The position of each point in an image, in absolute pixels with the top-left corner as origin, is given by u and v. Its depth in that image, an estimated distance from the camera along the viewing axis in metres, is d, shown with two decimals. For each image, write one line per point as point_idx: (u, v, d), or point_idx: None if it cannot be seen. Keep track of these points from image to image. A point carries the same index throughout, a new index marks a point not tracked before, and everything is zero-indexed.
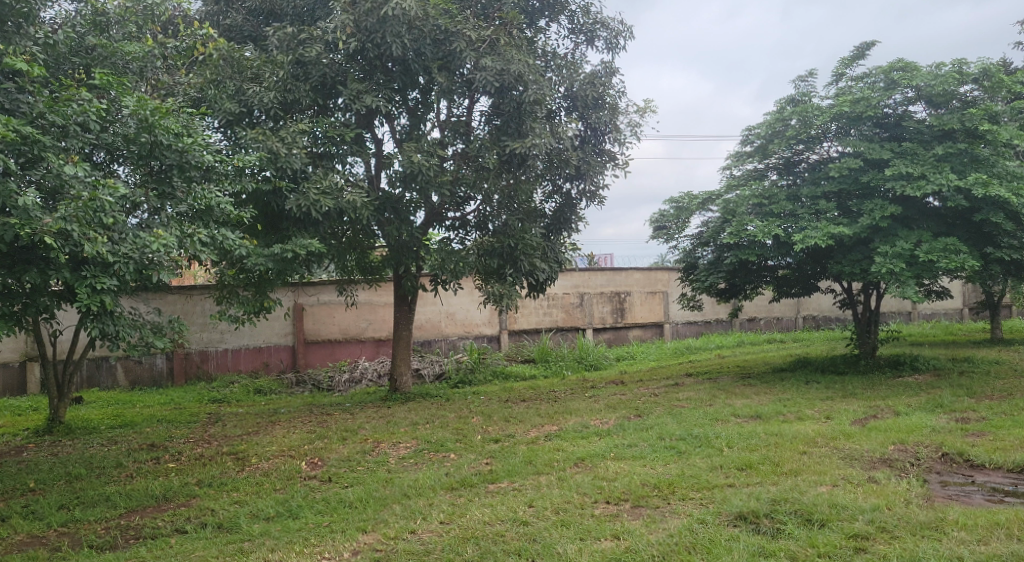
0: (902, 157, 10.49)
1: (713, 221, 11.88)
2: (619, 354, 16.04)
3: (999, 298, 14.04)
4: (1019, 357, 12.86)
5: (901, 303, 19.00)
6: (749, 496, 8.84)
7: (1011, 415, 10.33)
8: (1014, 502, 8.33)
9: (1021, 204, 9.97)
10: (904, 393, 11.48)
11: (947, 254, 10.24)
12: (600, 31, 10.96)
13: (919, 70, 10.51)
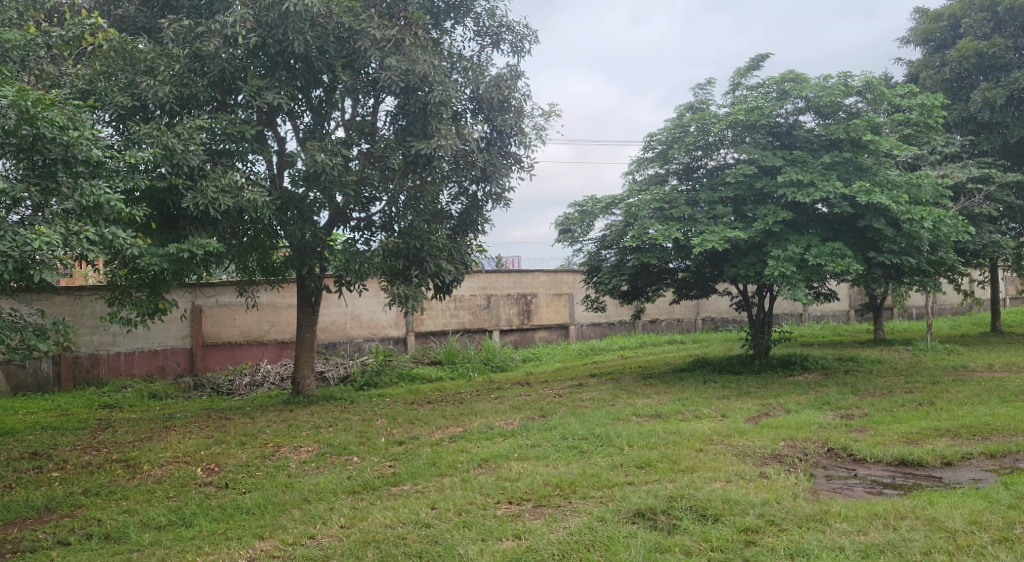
0: (793, 165, 10.95)
1: (617, 224, 12.10)
2: (525, 356, 16.18)
3: (881, 300, 14.82)
4: (898, 356, 13.60)
5: (793, 305, 19.83)
6: (647, 493, 9.05)
7: (891, 411, 10.91)
8: (892, 493, 8.79)
9: (900, 212, 10.55)
10: (794, 391, 11.97)
11: (834, 258, 10.75)
12: (506, 34, 11.05)
13: (808, 81, 10.97)
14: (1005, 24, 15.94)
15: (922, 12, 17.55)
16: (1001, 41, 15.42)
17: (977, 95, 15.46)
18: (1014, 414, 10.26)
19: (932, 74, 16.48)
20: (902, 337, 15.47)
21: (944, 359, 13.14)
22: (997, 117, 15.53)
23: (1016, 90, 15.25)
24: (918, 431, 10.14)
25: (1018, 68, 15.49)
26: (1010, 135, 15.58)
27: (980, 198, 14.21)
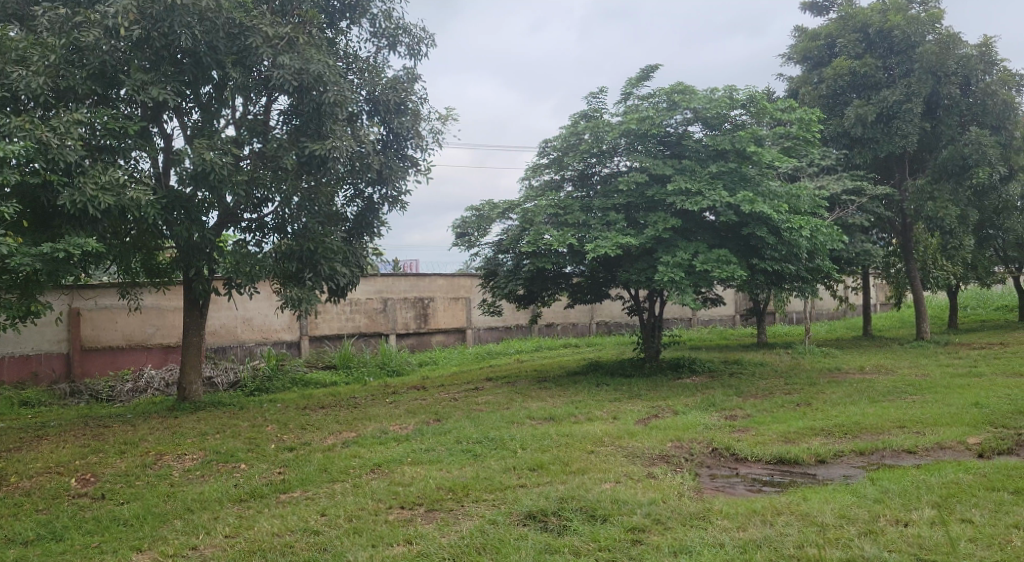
0: (682, 174, 11.33)
1: (513, 229, 12.23)
2: (422, 360, 16.11)
3: (764, 305, 15.46)
4: (779, 359, 14.23)
5: (683, 310, 20.46)
6: (539, 495, 9.15)
7: (771, 412, 11.40)
8: (771, 491, 9.17)
9: (781, 221, 11.06)
10: (682, 393, 12.35)
11: (719, 265, 11.16)
12: (402, 36, 11.01)
13: (696, 93, 11.36)
14: (875, 45, 16.92)
15: (801, 30, 18.35)
16: (873, 61, 16.35)
17: (851, 111, 16.33)
18: (882, 414, 10.89)
19: (811, 90, 17.27)
20: (783, 340, 16.20)
21: (821, 362, 13.83)
22: (868, 132, 16.49)
23: (885, 108, 16.25)
24: (795, 430, 10.63)
25: (887, 87, 16.52)
26: (880, 150, 16.55)
27: (853, 209, 15.04)
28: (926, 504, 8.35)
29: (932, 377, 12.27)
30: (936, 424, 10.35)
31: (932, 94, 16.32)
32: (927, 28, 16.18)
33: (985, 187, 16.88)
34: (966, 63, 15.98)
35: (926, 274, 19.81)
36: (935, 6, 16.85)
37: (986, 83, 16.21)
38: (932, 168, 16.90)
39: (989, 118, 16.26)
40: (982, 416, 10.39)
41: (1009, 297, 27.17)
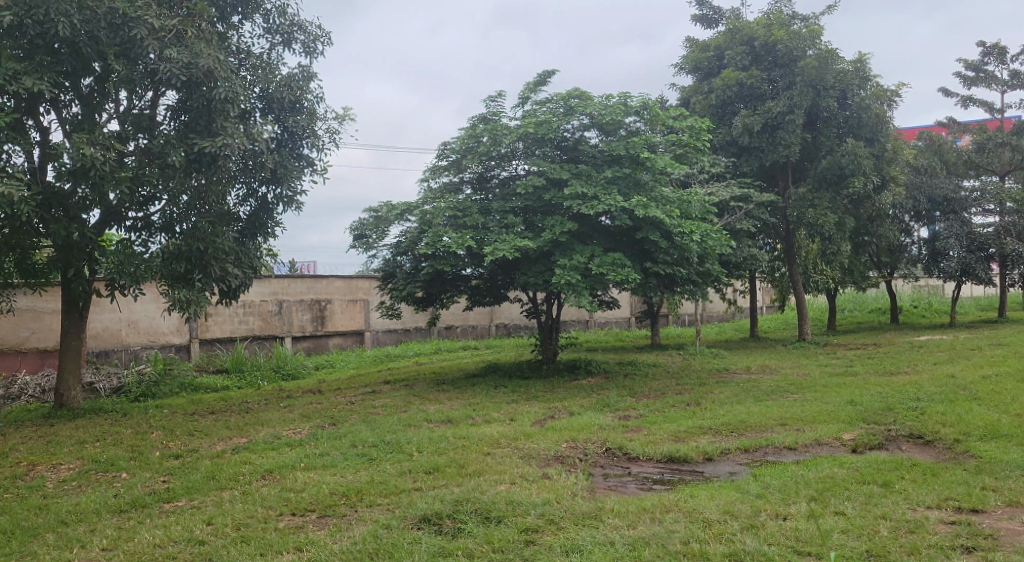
0: (579, 178, 11.51)
1: (412, 230, 12.15)
2: (319, 363, 15.83)
3: (657, 308, 15.88)
4: (671, 360, 14.64)
5: (580, 312, 20.80)
6: (434, 498, 9.11)
7: (662, 412, 11.70)
8: (661, 489, 9.41)
9: (672, 226, 11.40)
10: (578, 395, 12.54)
11: (614, 268, 11.39)
12: (297, 33, 10.80)
13: (592, 99, 11.61)
14: (760, 58, 17.61)
15: (692, 41, 18.91)
16: (758, 73, 17.04)
17: (739, 121, 16.96)
18: (765, 412, 11.35)
19: (702, 100, 17.85)
20: (676, 342, 16.68)
21: (710, 362, 14.30)
22: (754, 141, 17.17)
23: (770, 119, 16.95)
24: (685, 429, 10.95)
25: (772, 98, 17.24)
26: (765, 158, 17.26)
27: (741, 216, 15.64)
28: (803, 498, 8.74)
29: (812, 376, 12.87)
30: (814, 421, 10.85)
31: (813, 106, 17.17)
32: (809, 43, 16.91)
33: (861, 196, 17.85)
34: (843, 77, 16.95)
35: (808, 278, 20.79)
36: (815, 22, 17.70)
37: (861, 97, 17.16)
38: (813, 177, 17.72)
39: (864, 130, 17.28)
40: (856, 413, 10.96)
41: (882, 300, 28.80)
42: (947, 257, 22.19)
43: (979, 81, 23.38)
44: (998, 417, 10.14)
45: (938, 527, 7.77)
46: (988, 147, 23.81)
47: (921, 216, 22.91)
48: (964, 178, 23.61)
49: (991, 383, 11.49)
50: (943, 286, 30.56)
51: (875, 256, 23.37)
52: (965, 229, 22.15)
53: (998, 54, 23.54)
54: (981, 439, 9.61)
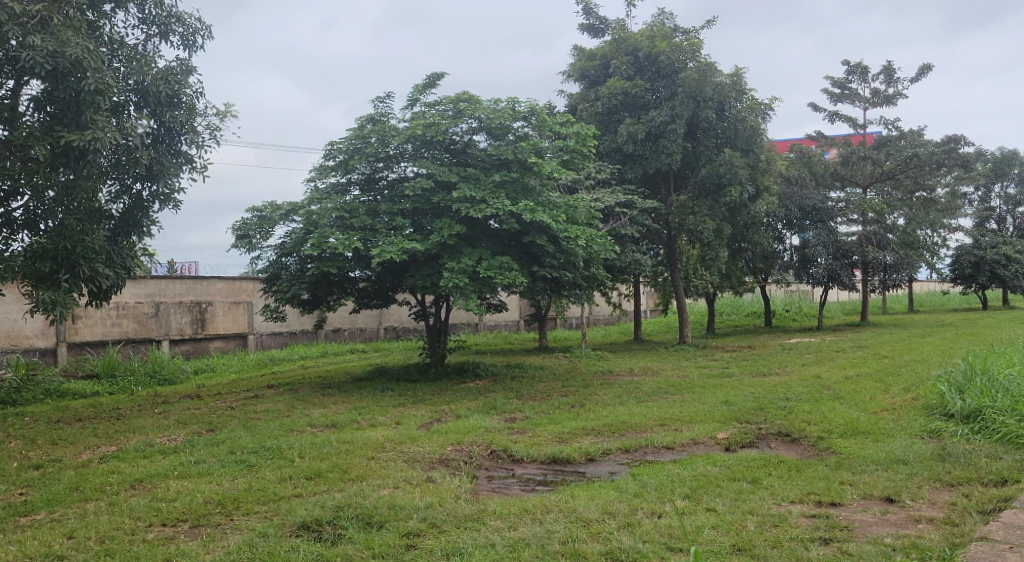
0: (467, 181, 11.52)
1: (297, 231, 11.89)
2: (199, 367, 15.30)
3: (544, 311, 16.10)
4: (558, 362, 14.87)
5: (469, 315, 20.88)
6: (314, 505, 8.94)
7: (548, 413, 11.88)
8: (543, 490, 9.52)
9: (559, 230, 11.60)
10: (466, 397, 12.57)
11: (501, 271, 11.50)
12: (175, 26, 10.42)
13: (480, 103, 11.69)
14: (644, 68, 18.10)
15: (579, 50, 19.22)
16: (642, 83, 17.52)
17: (623, 129, 17.39)
18: (646, 412, 11.68)
19: (588, 107, 18.20)
20: (562, 344, 17.00)
21: (595, 364, 14.63)
22: (638, 149, 17.67)
23: (653, 128, 17.47)
24: (568, 430, 11.14)
25: (655, 108, 17.78)
26: (648, 166, 17.80)
27: (626, 221, 16.05)
28: (678, 496, 9.01)
29: (691, 377, 13.33)
30: (691, 421, 11.23)
31: (693, 117, 17.82)
32: (688, 56, 17.61)
33: (737, 205, 18.68)
34: (720, 90, 17.55)
35: (690, 283, 21.57)
36: (695, 35, 18.31)
37: (738, 109, 17.86)
38: (693, 185, 18.42)
39: (740, 141, 18.07)
40: (730, 413, 11.41)
41: (759, 304, 30.16)
42: (815, 264, 23.65)
43: (845, 98, 24.74)
44: (858, 416, 10.76)
45: (800, 521, 8.15)
46: (852, 159, 25.22)
47: (793, 224, 24.18)
48: (832, 189, 25.05)
49: (852, 383, 12.20)
50: (813, 291, 32.29)
51: (753, 262, 24.21)
52: (832, 238, 23.60)
53: (861, 73, 24.97)
54: (842, 436, 10.17)
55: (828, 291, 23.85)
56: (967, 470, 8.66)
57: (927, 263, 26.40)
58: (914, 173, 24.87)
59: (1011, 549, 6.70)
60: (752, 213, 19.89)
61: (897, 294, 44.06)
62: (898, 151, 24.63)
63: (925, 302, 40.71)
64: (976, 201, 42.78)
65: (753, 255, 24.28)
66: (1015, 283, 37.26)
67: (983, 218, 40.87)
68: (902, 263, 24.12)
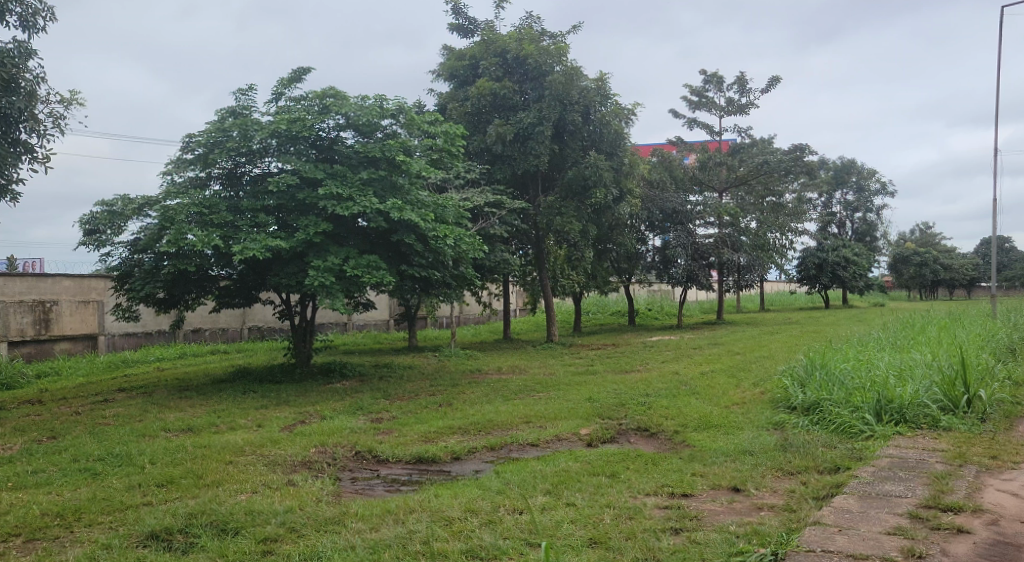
0: (333, 178, 11.31)
1: (151, 227, 11.33)
2: (41, 370, 14.38)
3: (413, 311, 16.06)
4: (426, 361, 14.87)
5: (337, 314, 20.63)
6: (164, 513, 8.54)
7: (415, 413, 11.84)
8: (408, 490, 9.44)
9: (427, 229, 11.60)
10: (331, 398, 12.37)
11: (369, 270, 11.38)
12: (13, 6, 9.76)
13: (347, 99, 11.53)
14: (512, 70, 18.32)
15: (449, 49, 19.21)
16: (511, 85, 17.72)
17: (492, 130, 17.52)
18: (512, 410, 11.82)
19: (457, 106, 18.21)
20: (432, 344, 16.96)
21: (463, 363, 14.69)
22: (506, 150, 17.89)
23: (521, 129, 17.69)
24: (434, 429, 11.13)
25: (523, 110, 18.03)
26: (516, 167, 18.04)
27: (494, 221, 16.27)
28: (539, 492, 9.13)
29: (556, 375, 13.59)
30: (555, 418, 11.45)
31: (560, 119, 18.17)
32: (554, 59, 17.92)
33: (602, 206, 19.48)
34: (585, 94, 18.00)
35: (557, 283, 22.07)
36: (563, 40, 18.68)
37: (603, 114, 18.35)
38: (560, 186, 18.90)
39: (604, 144, 18.70)
40: (593, 410, 11.71)
41: (623, 303, 31.24)
42: (675, 265, 24.81)
43: (702, 105, 25.81)
44: (711, 410, 11.26)
45: (653, 512, 8.42)
46: (710, 164, 26.59)
47: (654, 226, 25.18)
48: (690, 193, 26.33)
49: (707, 379, 12.76)
50: (675, 291, 33.71)
51: (617, 263, 24.88)
52: (690, 239, 24.63)
53: (717, 82, 26.14)
54: (696, 429, 10.63)
55: (687, 291, 24.92)
56: (805, 459, 9.21)
57: (777, 265, 28.04)
58: (763, 179, 26.55)
59: (841, 532, 7.15)
60: (616, 216, 20.62)
61: (749, 294, 46.48)
62: (750, 158, 26.30)
63: (774, 302, 43.14)
64: (819, 207, 45.65)
65: (619, 255, 24.48)
66: (853, 284, 40.10)
67: (826, 222, 43.84)
68: (754, 264, 25.75)
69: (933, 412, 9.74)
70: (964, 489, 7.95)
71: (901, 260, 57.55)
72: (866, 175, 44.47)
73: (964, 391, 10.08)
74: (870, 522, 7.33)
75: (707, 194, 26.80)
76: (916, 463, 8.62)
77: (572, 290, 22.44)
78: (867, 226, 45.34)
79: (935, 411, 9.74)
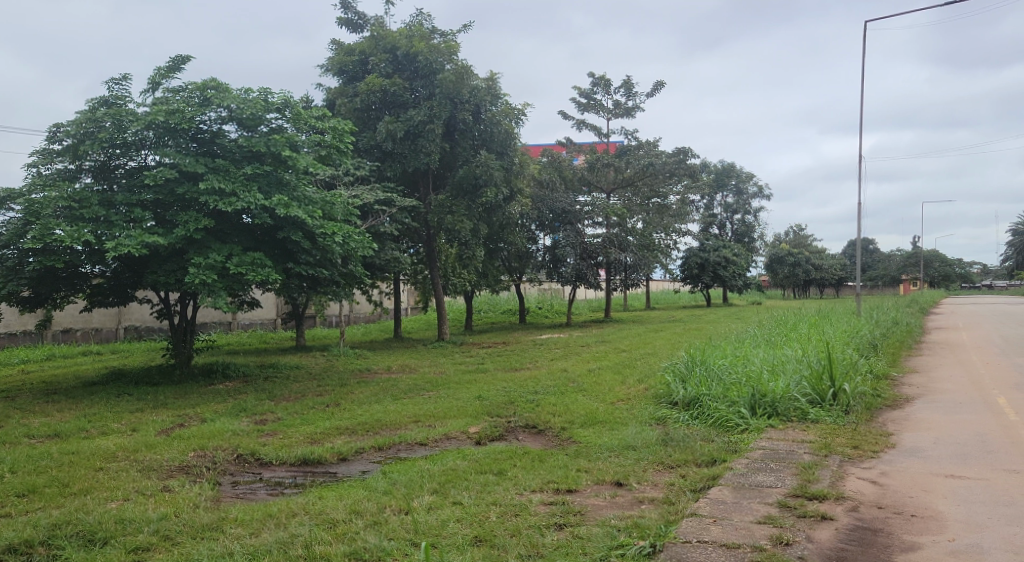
0: (215, 173, 10.92)
1: (15, 221, 10.68)
2: None
3: (301, 310, 15.76)
4: (314, 361, 14.60)
5: (220, 313, 20.04)
6: (25, 524, 8.04)
7: (301, 414, 11.60)
8: (290, 493, 9.17)
9: (315, 226, 11.40)
10: (213, 400, 11.98)
11: (253, 268, 11.04)
12: None
13: (229, 92, 11.18)
14: (402, 67, 18.18)
15: (338, 44, 18.87)
16: (401, 82, 17.58)
17: (382, 126, 17.32)
18: (401, 410, 11.74)
19: (346, 102, 17.90)
20: (320, 343, 16.65)
21: (353, 363, 14.50)
22: (397, 147, 17.73)
23: (411, 126, 17.56)
24: (321, 431, 10.91)
25: (413, 106, 17.90)
26: (407, 164, 17.90)
27: (384, 219, 16.13)
28: (425, 492, 9.01)
29: (447, 374, 13.56)
30: (445, 417, 11.44)
31: (451, 118, 18.15)
32: (445, 57, 17.91)
33: (492, 205, 19.43)
34: (476, 93, 18.07)
35: (448, 281, 22.12)
36: (454, 38, 18.67)
37: (493, 113, 18.43)
38: (450, 185, 18.95)
39: (495, 143, 18.79)
40: (482, 408, 11.76)
41: (513, 301, 31.55)
42: (565, 265, 25.08)
43: (590, 107, 26.29)
44: (596, 406, 11.51)
45: (538, 509, 8.42)
46: (597, 166, 26.72)
47: (544, 225, 25.43)
48: (579, 193, 26.73)
49: (594, 375, 13.02)
50: (564, 290, 34.29)
51: (507, 261, 25.19)
52: (579, 239, 25.03)
53: (604, 85, 26.72)
54: (582, 425, 10.83)
55: (577, 290, 25.37)
56: (685, 452, 9.50)
57: (661, 265, 28.83)
58: (649, 180, 27.46)
59: (716, 522, 7.41)
60: (507, 215, 20.70)
61: (636, 293, 47.67)
62: (637, 161, 26.69)
63: (660, 300, 44.43)
64: (702, 209, 47.31)
65: (509, 255, 25.39)
66: (732, 283, 41.81)
67: (707, 224, 45.53)
68: (641, 264, 26.07)
69: (802, 405, 10.29)
70: (829, 478, 8.38)
71: (775, 260, 60.38)
72: (744, 178, 46.50)
73: (830, 384, 10.67)
74: (742, 512, 7.63)
75: (595, 194, 27.30)
76: (786, 454, 9.04)
77: (464, 288, 22.51)
78: (745, 227, 47.36)
79: (804, 404, 10.30)
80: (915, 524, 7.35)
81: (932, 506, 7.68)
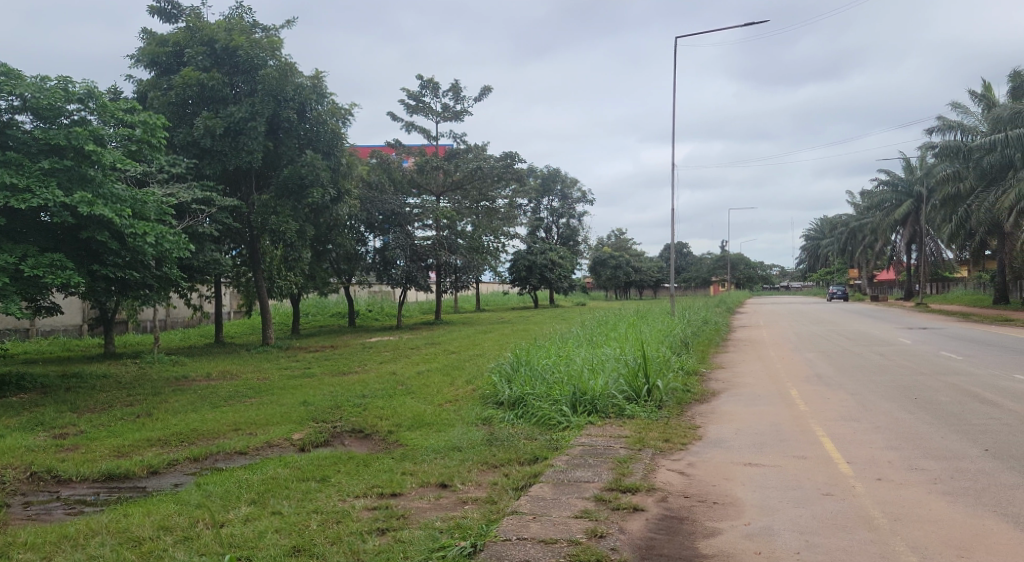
0: (5, 167, 10.02)
1: None
2: None
3: (111, 314, 14.73)
4: (123, 369, 13.71)
5: (15, 320, 18.42)
6: None
7: (107, 426, 10.85)
8: (91, 511, 8.51)
9: (123, 225, 10.67)
10: (4, 415, 10.98)
11: (52, 270, 10.21)
12: None
13: (21, 79, 10.34)
14: (221, 61, 17.46)
15: (150, 34, 17.88)
16: (221, 76, 16.87)
17: (200, 122, 16.56)
18: (219, 418, 11.23)
19: (159, 96, 17.04)
20: (131, 351, 15.63)
21: (168, 370, 13.75)
22: (216, 144, 16.98)
23: (231, 123, 16.91)
24: (129, 443, 10.24)
25: (233, 103, 17.29)
26: (228, 162, 17.20)
27: (203, 219, 15.42)
28: (242, 502, 8.62)
29: (270, 380, 13.13)
30: (266, 424, 11.05)
31: (275, 116, 17.63)
32: (267, 53, 17.35)
33: (318, 207, 19.17)
34: (300, 91, 17.61)
35: (274, 284, 21.44)
36: (276, 33, 18.18)
37: (318, 112, 18.02)
38: (275, 185, 18.40)
39: (321, 143, 18.38)
40: (306, 413, 11.48)
41: (342, 304, 31.07)
42: (395, 266, 25.10)
43: (420, 110, 26.23)
44: (424, 408, 11.50)
45: (360, 514, 8.26)
46: (427, 168, 26.94)
47: (374, 227, 25.35)
48: (408, 195, 26.76)
49: (422, 377, 13.04)
50: (393, 292, 34.16)
51: (337, 263, 24.54)
52: (409, 240, 25.05)
53: (433, 88, 26.76)
54: (409, 428, 10.80)
55: (406, 291, 25.38)
56: (508, 452, 9.64)
57: (491, 267, 29.26)
58: (479, 184, 27.72)
59: (535, 519, 7.56)
60: (333, 217, 20.37)
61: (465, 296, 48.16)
62: (465, 164, 27.00)
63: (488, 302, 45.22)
64: (530, 213, 48.47)
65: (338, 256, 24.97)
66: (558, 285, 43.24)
67: (534, 226, 46.71)
68: (470, 266, 26.47)
69: (620, 401, 10.77)
70: (642, 471, 8.78)
71: (599, 263, 62.70)
72: (568, 183, 48.16)
73: (645, 381, 11.28)
74: (560, 508, 7.81)
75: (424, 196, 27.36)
76: (603, 450, 9.39)
77: (290, 290, 21.95)
78: (570, 230, 49.02)
79: (621, 400, 10.78)
80: (717, 511, 7.83)
81: (732, 493, 8.21)
